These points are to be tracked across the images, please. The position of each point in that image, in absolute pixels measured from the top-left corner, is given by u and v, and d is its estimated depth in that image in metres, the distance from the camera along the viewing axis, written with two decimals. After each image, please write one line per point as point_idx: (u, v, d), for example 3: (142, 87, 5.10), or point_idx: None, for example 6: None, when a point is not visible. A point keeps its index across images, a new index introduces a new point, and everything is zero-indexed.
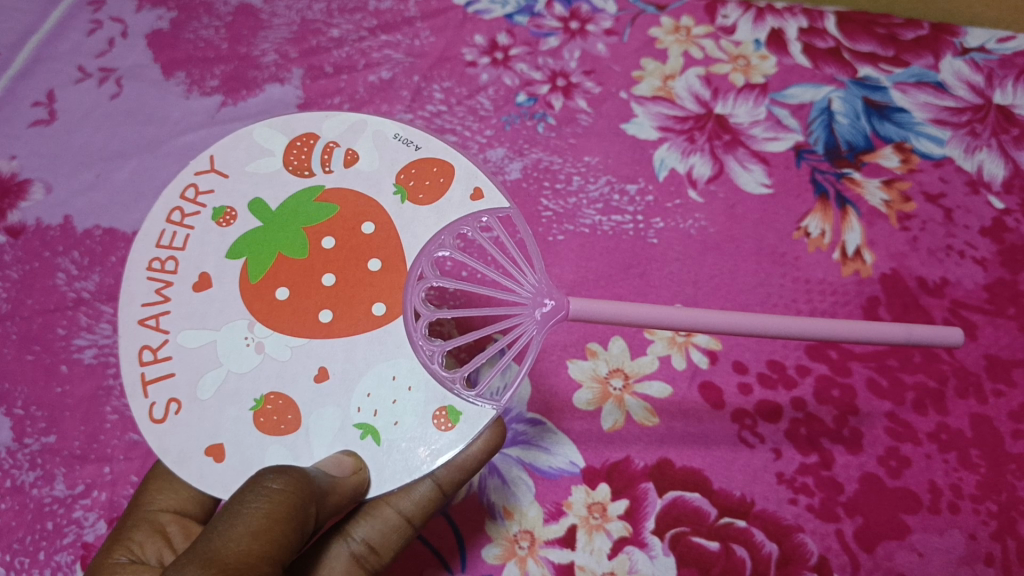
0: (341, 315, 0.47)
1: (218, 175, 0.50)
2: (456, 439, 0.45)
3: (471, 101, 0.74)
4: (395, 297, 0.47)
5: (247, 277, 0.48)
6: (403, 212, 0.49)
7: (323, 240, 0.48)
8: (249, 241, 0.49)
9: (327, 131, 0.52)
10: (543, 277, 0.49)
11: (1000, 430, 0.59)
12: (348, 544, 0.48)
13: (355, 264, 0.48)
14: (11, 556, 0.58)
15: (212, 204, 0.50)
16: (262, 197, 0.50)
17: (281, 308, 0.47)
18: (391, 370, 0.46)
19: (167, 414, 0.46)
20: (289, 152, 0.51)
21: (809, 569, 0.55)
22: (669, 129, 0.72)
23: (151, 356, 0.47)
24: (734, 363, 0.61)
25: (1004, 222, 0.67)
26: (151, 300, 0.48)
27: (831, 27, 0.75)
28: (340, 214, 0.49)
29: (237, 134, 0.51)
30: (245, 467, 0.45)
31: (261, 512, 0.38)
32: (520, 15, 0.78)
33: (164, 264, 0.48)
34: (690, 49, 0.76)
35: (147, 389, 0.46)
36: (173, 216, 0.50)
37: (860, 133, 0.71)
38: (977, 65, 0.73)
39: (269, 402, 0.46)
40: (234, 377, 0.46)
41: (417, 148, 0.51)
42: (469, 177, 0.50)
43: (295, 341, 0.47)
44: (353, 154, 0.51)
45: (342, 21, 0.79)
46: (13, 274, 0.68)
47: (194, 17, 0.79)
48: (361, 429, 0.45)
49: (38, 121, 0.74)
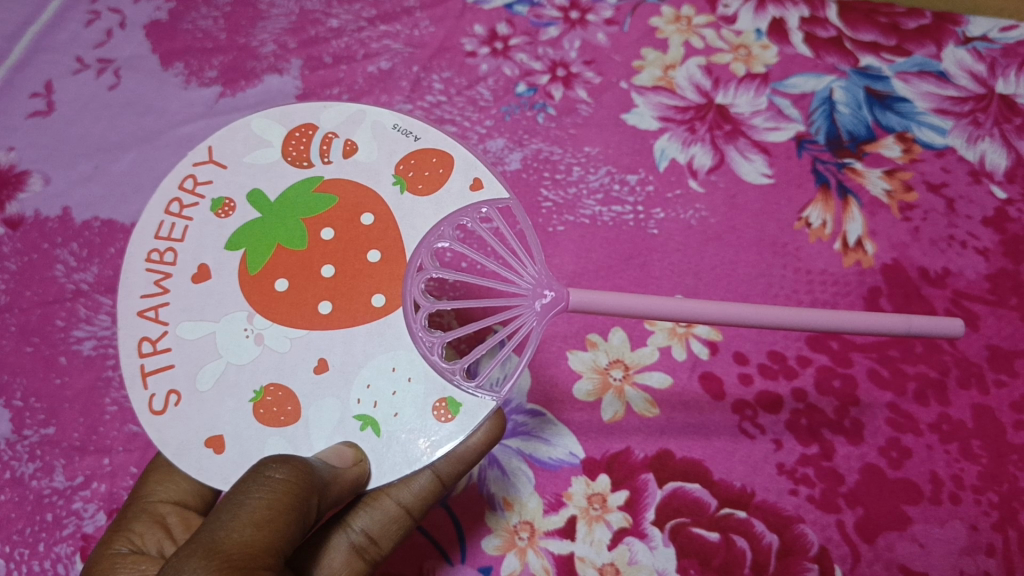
0: (340, 306, 0.47)
1: (216, 165, 0.50)
2: (456, 431, 0.45)
3: (471, 91, 0.74)
4: (395, 288, 0.47)
5: (246, 268, 0.48)
6: (403, 203, 0.49)
7: (322, 231, 0.48)
8: (248, 232, 0.48)
9: (325, 120, 0.51)
10: (543, 268, 0.48)
11: (1001, 421, 0.59)
12: (348, 534, 0.48)
13: (354, 256, 0.48)
14: (10, 547, 0.58)
15: (210, 194, 0.49)
16: (261, 187, 0.49)
17: (280, 299, 0.47)
18: (390, 362, 0.46)
19: (166, 406, 0.45)
20: (287, 142, 0.51)
21: (809, 561, 0.55)
22: (669, 119, 0.71)
23: (150, 348, 0.46)
24: (735, 354, 0.61)
25: (1006, 213, 0.67)
26: (150, 291, 0.47)
27: (832, 16, 0.75)
28: (339, 205, 0.49)
29: (235, 123, 0.51)
30: (245, 459, 0.44)
31: (263, 502, 0.37)
32: (520, 5, 0.77)
33: (162, 255, 0.48)
34: (690, 39, 0.75)
35: (146, 381, 0.46)
36: (171, 207, 0.49)
37: (862, 122, 0.70)
38: (980, 54, 0.73)
39: (268, 394, 0.45)
40: (234, 369, 0.46)
41: (416, 138, 0.50)
42: (468, 167, 0.49)
43: (294, 333, 0.46)
44: (352, 143, 0.50)
45: (341, 11, 0.78)
46: (12, 266, 0.67)
47: (192, 7, 0.79)
48: (360, 420, 0.45)
49: (36, 113, 0.74)
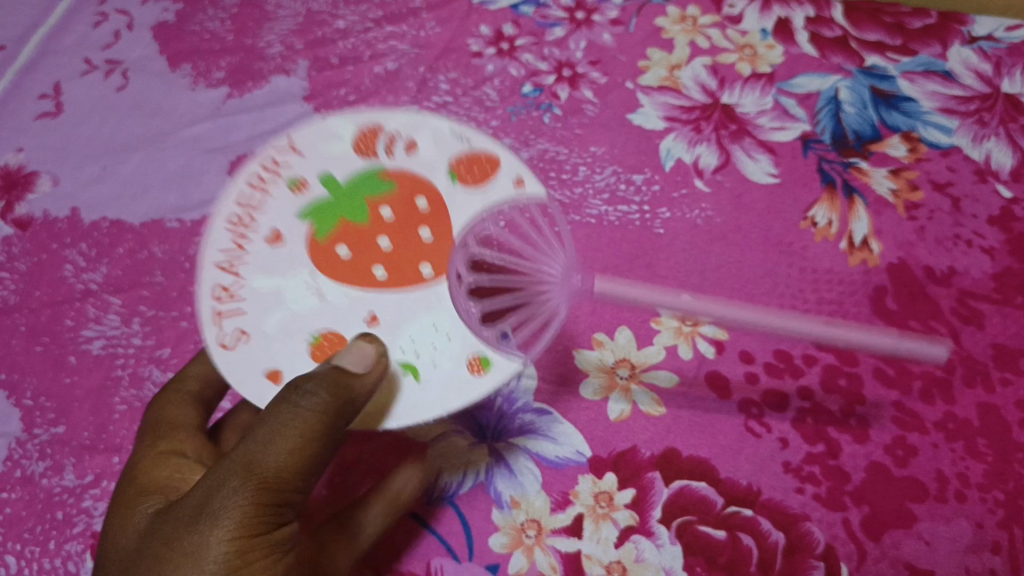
0: (394, 274, 0.48)
1: (298, 153, 0.49)
2: (489, 383, 0.45)
3: (477, 92, 0.75)
4: (442, 258, 0.48)
5: (315, 236, 0.48)
6: (455, 195, 0.49)
7: (385, 213, 0.49)
8: (318, 214, 0.48)
9: (390, 123, 0.50)
10: (564, 260, 0.55)
11: (1008, 419, 0.57)
12: (358, 445, 0.60)
13: (410, 234, 0.48)
14: (21, 544, 0.58)
15: (290, 172, 0.49)
16: (332, 173, 0.49)
17: (344, 266, 0.48)
18: (432, 318, 0.47)
19: (237, 342, 0.46)
20: (358, 138, 0.50)
21: (815, 559, 0.54)
22: (675, 119, 0.72)
23: (225, 296, 0.47)
24: (740, 353, 0.61)
25: (1012, 211, 0.66)
26: (229, 247, 0.48)
27: (838, 16, 0.76)
28: (396, 194, 0.49)
29: (313, 121, 0.50)
30: (303, 416, 0.46)
31: (296, 428, 0.44)
32: (526, 5, 0.79)
33: (241, 219, 0.48)
34: (696, 38, 0.76)
35: (218, 320, 0.47)
36: (252, 177, 0.49)
37: (867, 121, 0.71)
38: (985, 53, 0.73)
39: (325, 339, 0.46)
40: (296, 316, 0.47)
41: (471, 141, 0.50)
42: (513, 167, 0.49)
43: (348, 291, 0.47)
44: (413, 143, 0.50)
45: (347, 12, 0.80)
46: (21, 266, 0.68)
47: (199, 9, 0.80)
48: (401, 366, 0.46)
49: (45, 114, 0.76)
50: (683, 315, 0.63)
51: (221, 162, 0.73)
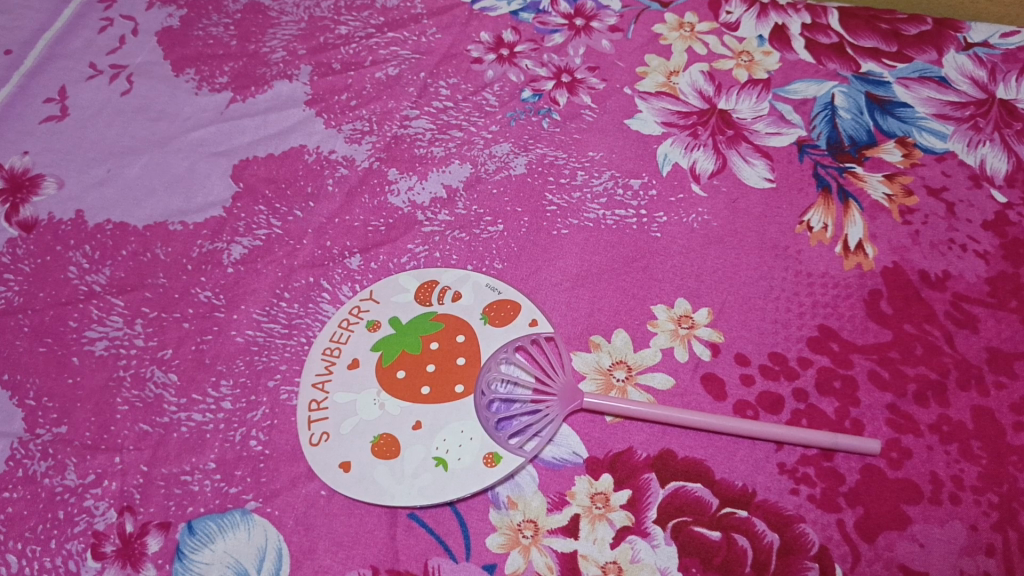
0: (435, 391, 0.60)
1: (373, 301, 0.65)
2: (497, 476, 0.57)
3: (476, 97, 0.77)
4: (471, 381, 0.61)
5: (382, 362, 0.62)
6: (485, 331, 0.63)
7: (431, 344, 0.63)
8: (386, 343, 0.63)
9: (444, 278, 0.66)
10: (569, 382, 0.60)
11: (1001, 422, 0.58)
12: None
13: (446, 385, 0.61)
14: (22, 544, 0.57)
15: (367, 317, 0.64)
16: (397, 315, 0.64)
17: (397, 384, 0.61)
18: (460, 426, 0.59)
19: (321, 440, 0.59)
20: (419, 290, 0.65)
21: (810, 560, 0.54)
22: (672, 124, 0.73)
23: (316, 407, 0.61)
24: (735, 355, 0.62)
25: (1006, 216, 0.66)
26: (322, 371, 0.62)
27: (834, 23, 0.78)
28: (443, 330, 0.63)
29: (389, 276, 0.66)
30: (367, 473, 0.57)
31: None
32: (525, 13, 0.83)
33: (333, 352, 0.63)
34: (693, 45, 0.79)
35: (311, 424, 0.60)
36: (342, 322, 0.64)
37: (862, 127, 0.72)
38: (980, 60, 0.75)
39: (383, 437, 0.59)
40: (364, 423, 0.59)
41: (499, 292, 0.65)
42: (530, 310, 0.64)
43: (402, 404, 0.60)
44: (458, 293, 0.65)
45: (350, 19, 0.83)
46: (26, 268, 0.69)
47: (203, 16, 0.84)
48: (436, 459, 0.58)
49: (51, 117, 0.78)
50: (679, 317, 0.63)
51: (225, 165, 0.74)
